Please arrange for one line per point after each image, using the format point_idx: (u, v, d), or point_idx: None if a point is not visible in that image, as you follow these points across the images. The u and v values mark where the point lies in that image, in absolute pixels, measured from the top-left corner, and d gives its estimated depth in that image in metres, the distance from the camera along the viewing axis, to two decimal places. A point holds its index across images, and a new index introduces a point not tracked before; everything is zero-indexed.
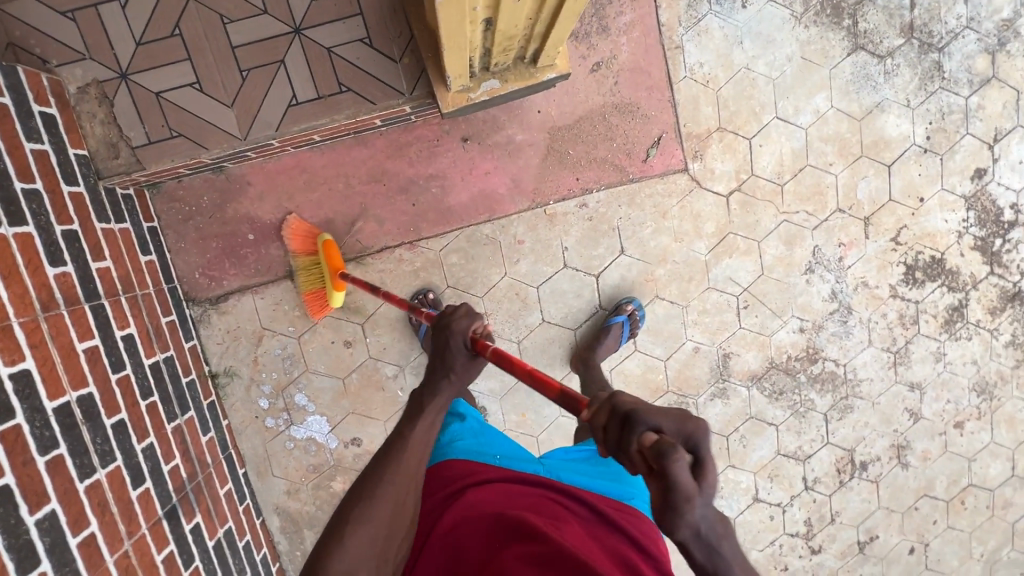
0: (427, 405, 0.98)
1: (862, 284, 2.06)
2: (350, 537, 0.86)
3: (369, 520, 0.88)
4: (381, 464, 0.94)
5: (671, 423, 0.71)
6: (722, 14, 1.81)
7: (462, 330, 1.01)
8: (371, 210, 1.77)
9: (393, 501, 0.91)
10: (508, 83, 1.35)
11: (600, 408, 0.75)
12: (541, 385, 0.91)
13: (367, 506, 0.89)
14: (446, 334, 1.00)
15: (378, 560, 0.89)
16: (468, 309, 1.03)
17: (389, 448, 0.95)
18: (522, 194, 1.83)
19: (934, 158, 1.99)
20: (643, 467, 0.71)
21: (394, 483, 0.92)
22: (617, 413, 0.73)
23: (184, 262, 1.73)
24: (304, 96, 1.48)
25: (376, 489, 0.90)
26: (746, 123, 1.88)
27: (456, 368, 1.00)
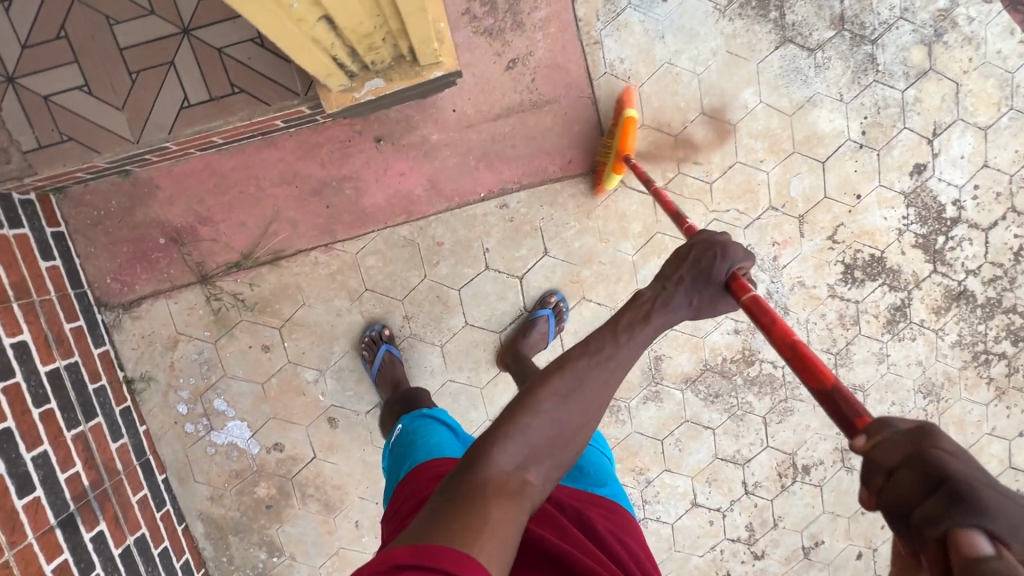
0: (638, 329, 0.92)
1: (799, 284, 2.01)
2: (530, 433, 0.81)
3: (540, 419, 0.82)
4: (596, 369, 0.87)
5: (1010, 528, 0.49)
6: (642, 9, 1.77)
7: (730, 260, 0.99)
8: (283, 213, 1.75)
9: (585, 412, 0.85)
10: (393, 82, 1.33)
11: (904, 461, 0.53)
12: (805, 368, 0.78)
13: (548, 406, 0.83)
14: (712, 255, 0.99)
15: (552, 463, 0.83)
16: (745, 247, 1.00)
17: (593, 350, 0.88)
18: (439, 195, 1.80)
19: (871, 153, 1.94)
20: (932, 559, 0.50)
21: (599, 388, 0.86)
22: (922, 471, 0.51)
23: (95, 267, 1.71)
24: (196, 98, 1.45)
25: (573, 392, 0.84)
26: (670, 120, 1.83)
27: (698, 295, 0.99)
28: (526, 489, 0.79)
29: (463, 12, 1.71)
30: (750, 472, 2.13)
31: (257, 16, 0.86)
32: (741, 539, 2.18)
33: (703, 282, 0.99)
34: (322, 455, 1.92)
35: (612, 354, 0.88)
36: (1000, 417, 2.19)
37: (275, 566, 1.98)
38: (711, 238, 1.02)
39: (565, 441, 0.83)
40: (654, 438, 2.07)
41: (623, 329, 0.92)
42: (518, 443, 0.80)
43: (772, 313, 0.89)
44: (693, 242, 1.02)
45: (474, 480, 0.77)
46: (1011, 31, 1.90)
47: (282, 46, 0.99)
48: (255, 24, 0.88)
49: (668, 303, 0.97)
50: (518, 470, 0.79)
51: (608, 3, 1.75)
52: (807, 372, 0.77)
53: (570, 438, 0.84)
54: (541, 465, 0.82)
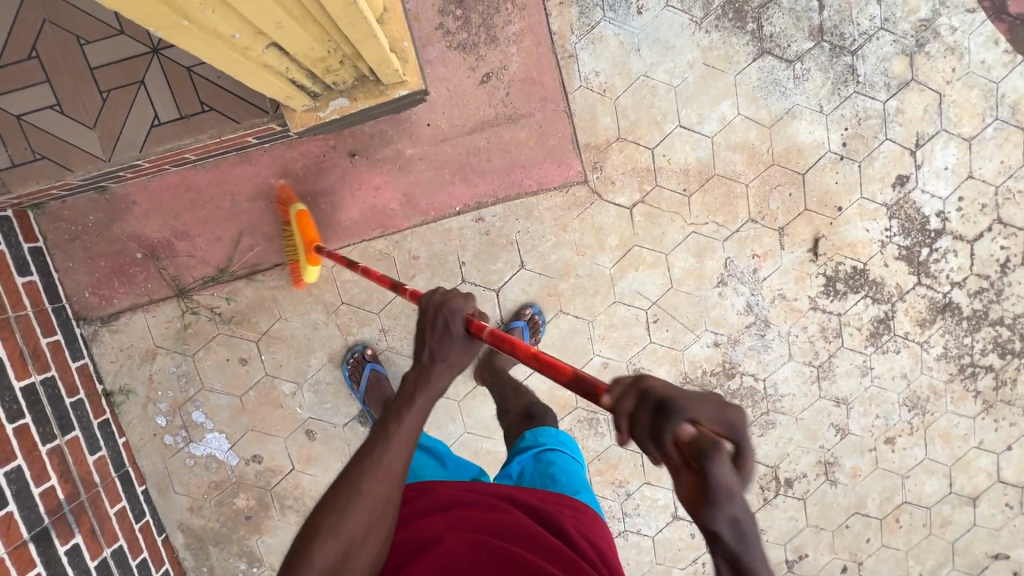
0: (405, 412, 0.87)
1: (780, 297, 1.99)
2: (321, 550, 0.80)
3: (326, 539, 0.81)
4: (374, 462, 0.84)
5: (710, 408, 0.60)
6: (617, 21, 1.76)
7: (456, 312, 0.89)
8: (259, 227, 1.76)
9: (372, 512, 0.84)
10: (358, 101, 1.34)
11: (624, 396, 0.65)
12: (550, 369, 0.83)
13: (331, 519, 0.82)
14: (435, 326, 0.89)
15: (357, 564, 0.83)
16: (460, 289, 0.91)
17: (365, 452, 0.86)
18: (415, 209, 1.81)
19: (852, 165, 1.92)
20: (677, 464, 0.60)
21: (379, 481, 0.84)
22: (647, 403, 0.62)
23: (74, 281, 1.74)
24: (167, 117, 1.46)
25: (352, 497, 0.83)
26: (647, 133, 1.83)
27: (450, 356, 0.89)
28: None
29: (436, 27, 1.71)
30: None
31: (200, 51, 0.87)
32: None
33: (452, 340, 0.89)
34: (300, 467, 1.93)
35: (383, 447, 0.85)
36: (987, 431, 2.16)
37: None
38: (433, 297, 0.92)
39: (359, 542, 0.83)
40: (633, 450, 2.06)
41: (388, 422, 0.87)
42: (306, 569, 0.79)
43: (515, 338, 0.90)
44: (428, 303, 0.91)
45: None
46: (994, 41, 1.87)
47: (235, 74, 1.00)
48: (201, 56, 0.89)
49: (426, 377, 0.88)
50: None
51: (583, 16, 1.75)
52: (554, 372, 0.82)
53: (369, 534, 0.84)
54: (347, 572, 0.82)
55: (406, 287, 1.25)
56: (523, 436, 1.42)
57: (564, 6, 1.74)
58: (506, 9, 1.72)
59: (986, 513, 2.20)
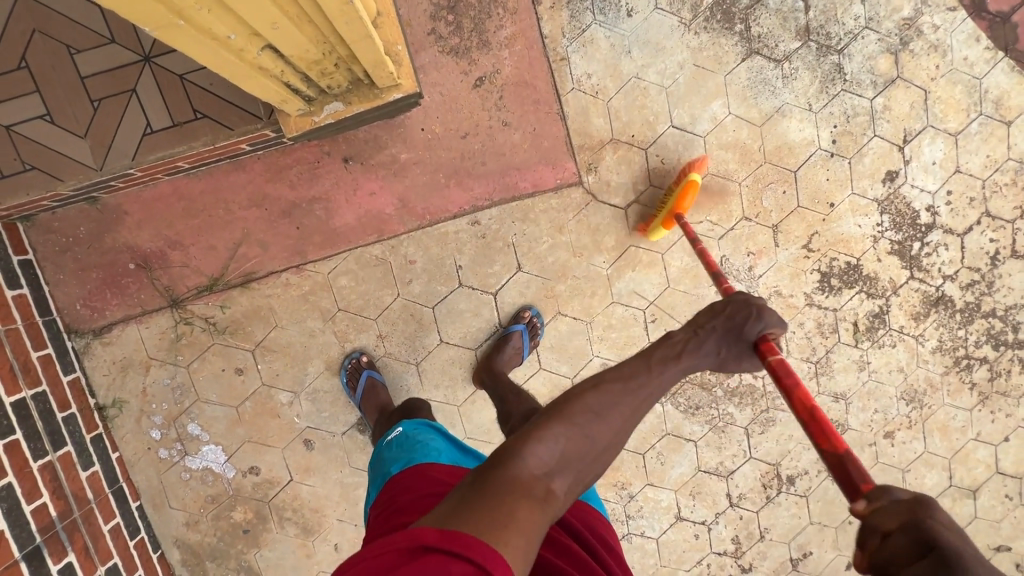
0: (669, 366, 1.00)
1: (775, 294, 2.00)
2: (565, 439, 0.86)
3: (573, 430, 0.87)
4: (620, 396, 0.93)
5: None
6: (607, 24, 1.78)
7: (763, 322, 1.06)
8: (253, 235, 1.75)
9: (611, 436, 0.91)
10: (352, 104, 1.34)
11: (891, 514, 0.70)
12: (822, 434, 0.89)
13: (582, 416, 0.89)
14: (747, 312, 1.07)
15: (574, 477, 0.86)
16: (777, 311, 1.08)
17: (622, 379, 0.96)
18: (410, 214, 1.80)
19: (842, 161, 1.94)
20: None
21: (622, 408, 0.93)
22: (912, 538, 0.66)
23: (65, 293, 1.71)
24: (159, 125, 1.45)
25: (607, 411, 0.91)
26: (640, 133, 1.84)
27: (725, 349, 1.07)
28: (549, 497, 0.81)
29: (428, 32, 1.72)
30: (734, 484, 2.11)
31: (194, 54, 0.87)
32: (727, 552, 2.15)
33: (733, 337, 1.07)
34: (298, 477, 1.90)
35: (646, 379, 0.97)
36: (984, 422, 2.17)
37: None
38: (748, 298, 1.10)
39: (595, 455, 0.89)
40: (634, 452, 2.05)
41: (658, 361, 1.01)
42: (546, 451, 0.84)
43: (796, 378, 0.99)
44: (733, 301, 1.10)
45: (498, 479, 0.80)
46: (976, 38, 1.91)
47: (230, 78, 0.99)
48: (195, 58, 0.89)
49: (695, 348, 1.04)
50: (545, 477, 0.82)
51: (573, 20, 1.77)
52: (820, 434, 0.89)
53: (602, 453, 0.90)
54: (564, 476, 0.84)
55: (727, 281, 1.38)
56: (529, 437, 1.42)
57: (555, 10, 1.76)
58: (497, 14, 1.73)
59: (986, 505, 2.21)
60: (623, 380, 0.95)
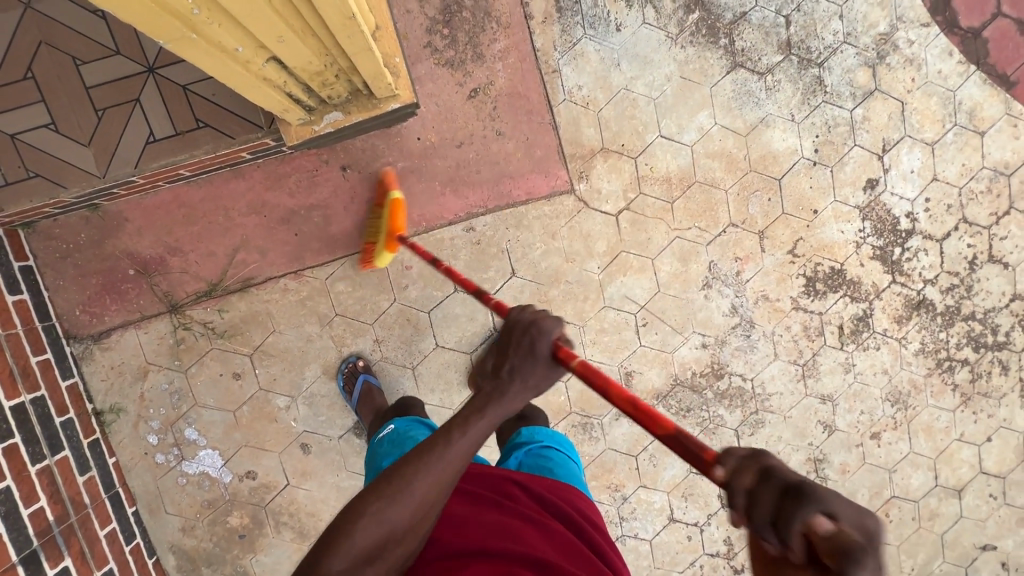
0: (469, 426, 0.86)
1: (762, 298, 2.06)
2: (360, 535, 0.81)
3: (367, 523, 0.81)
4: (419, 473, 0.84)
5: (848, 509, 0.56)
6: (597, 38, 1.84)
7: (547, 333, 0.88)
8: (252, 241, 1.78)
9: (415, 514, 0.84)
10: (351, 114, 1.38)
11: (744, 467, 0.61)
12: (648, 419, 0.81)
13: (376, 505, 0.82)
14: (521, 337, 0.89)
15: (383, 562, 0.84)
16: (551, 312, 0.91)
17: (424, 453, 0.86)
18: (407, 220, 1.85)
19: (825, 170, 2.01)
20: (806, 561, 0.56)
21: (426, 480, 0.84)
22: (773, 486, 0.58)
23: (64, 299, 1.73)
24: (162, 133, 1.49)
25: (404, 491, 0.83)
26: (630, 142, 1.91)
27: (534, 375, 0.88)
28: None
29: (425, 45, 1.77)
30: None
31: (203, 65, 0.91)
32: (720, 553, 2.18)
33: (529, 364, 0.88)
34: (295, 481, 1.92)
35: (443, 451, 0.85)
36: (967, 423, 2.23)
37: None
38: (521, 316, 0.92)
39: (394, 539, 0.84)
40: (627, 454, 2.09)
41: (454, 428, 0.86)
42: (344, 551, 0.80)
43: (602, 374, 0.90)
44: (510, 323, 0.92)
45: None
46: (949, 52, 2.00)
47: (238, 89, 1.04)
48: (207, 70, 0.93)
49: (506, 390, 0.88)
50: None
51: (565, 33, 1.83)
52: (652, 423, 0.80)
53: (405, 534, 0.85)
54: (370, 569, 0.83)
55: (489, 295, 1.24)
56: (518, 432, 1.45)
57: (547, 24, 1.82)
58: (491, 28, 1.79)
59: (971, 504, 2.26)
60: (420, 455, 0.86)
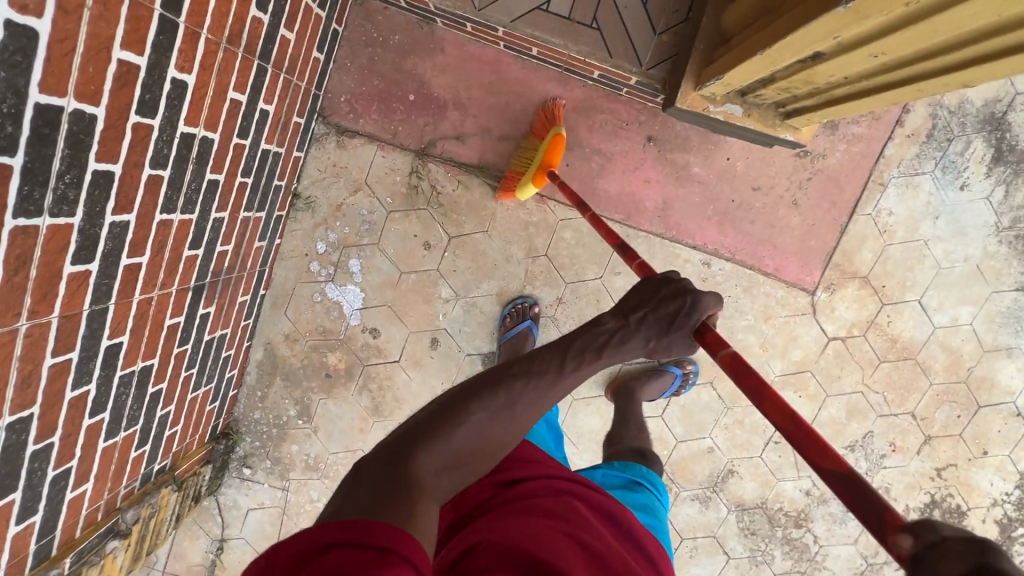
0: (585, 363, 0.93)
1: (884, 490, 2.02)
2: (456, 438, 0.78)
3: (470, 428, 0.80)
4: (504, 388, 0.85)
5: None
6: (938, 182, 1.76)
7: (700, 305, 0.96)
8: (526, 145, 1.72)
9: (513, 431, 0.84)
10: (748, 118, 1.31)
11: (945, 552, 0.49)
12: (798, 427, 0.76)
13: (479, 411, 0.81)
14: (676, 297, 0.97)
15: (465, 471, 0.79)
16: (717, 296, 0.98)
17: (536, 368, 0.89)
18: (662, 219, 1.78)
19: (1021, 425, 1.96)
20: None
21: (520, 404, 0.85)
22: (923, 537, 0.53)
23: (340, 80, 1.68)
24: (555, 9, 1.42)
25: (508, 406, 0.83)
26: (891, 288, 1.84)
27: (661, 338, 0.97)
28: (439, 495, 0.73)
29: None
30: None
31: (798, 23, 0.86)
32: None
33: (664, 324, 0.97)
34: (403, 364, 1.90)
35: (552, 380, 0.89)
36: None
37: (295, 427, 1.96)
38: (683, 283, 0.99)
39: (489, 453, 0.82)
40: (677, 532, 2.07)
41: (570, 358, 0.92)
42: (440, 445, 0.76)
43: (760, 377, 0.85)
44: (670, 281, 0.99)
45: (403, 482, 0.69)
46: None
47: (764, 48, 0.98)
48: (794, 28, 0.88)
49: (626, 332, 0.96)
50: (435, 472, 0.74)
51: (915, 159, 1.75)
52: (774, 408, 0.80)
53: (491, 456, 0.82)
54: (454, 470, 0.77)
55: (635, 255, 1.21)
56: (613, 462, 1.47)
57: (908, 140, 1.73)
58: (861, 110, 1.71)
59: None
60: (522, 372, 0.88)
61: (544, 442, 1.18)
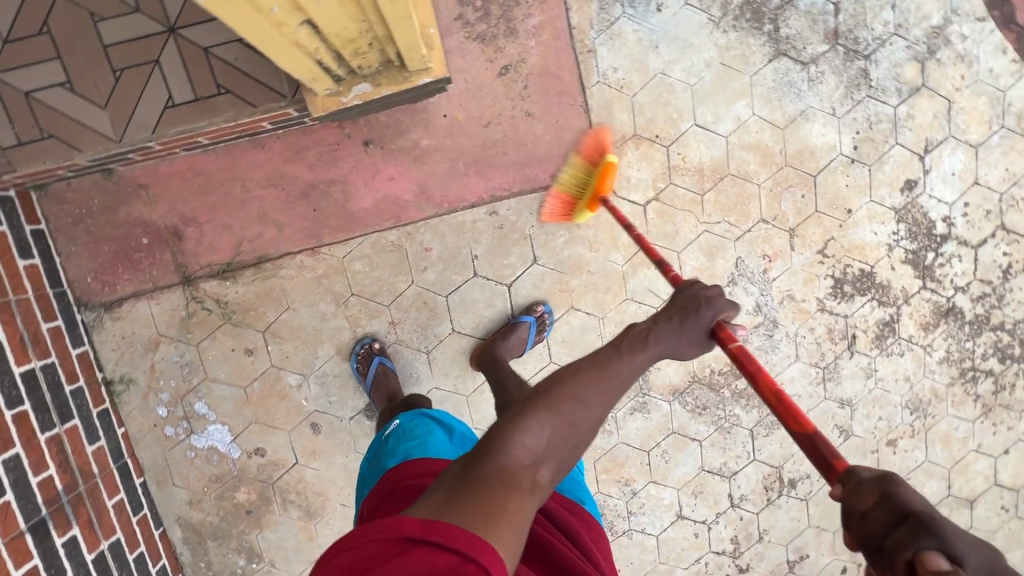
0: (639, 350, 0.94)
1: (788, 298, 2.01)
2: (547, 432, 0.84)
3: (555, 421, 0.84)
4: (599, 379, 0.89)
5: (963, 544, 0.61)
6: (636, 18, 1.77)
7: (716, 308, 0.98)
8: (269, 216, 1.73)
9: (590, 424, 0.87)
10: (381, 87, 1.33)
11: (871, 494, 0.66)
12: (788, 413, 0.84)
13: (568, 406, 0.85)
14: (697, 304, 0.98)
15: (558, 462, 0.85)
16: (733, 299, 0.99)
17: (601, 361, 0.92)
18: (428, 201, 1.78)
19: (863, 168, 1.95)
20: None
21: (592, 406, 0.88)
22: (892, 511, 0.63)
23: (76, 266, 1.69)
24: (181, 98, 1.45)
25: (588, 394, 0.87)
26: (663, 130, 1.83)
27: (689, 336, 0.97)
28: (536, 485, 0.81)
29: (455, 18, 1.69)
30: (736, 485, 2.13)
31: (243, 34, 0.89)
32: (726, 551, 2.18)
33: (679, 327, 0.97)
34: (304, 461, 1.90)
35: (602, 370, 0.90)
36: (986, 434, 2.22)
37: (253, 572, 1.95)
38: (695, 290, 1.01)
39: (577, 443, 0.86)
40: (639, 449, 2.06)
41: (626, 346, 0.94)
42: (525, 439, 0.82)
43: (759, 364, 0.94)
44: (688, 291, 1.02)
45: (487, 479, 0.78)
46: (1003, 49, 1.93)
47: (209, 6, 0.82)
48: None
49: (660, 332, 0.96)
50: (532, 467, 0.81)
51: (602, 11, 1.75)
52: (789, 416, 0.83)
53: (580, 441, 0.87)
54: (549, 465, 0.83)
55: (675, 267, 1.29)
56: None
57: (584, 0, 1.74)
58: (525, 2, 1.71)
59: (982, 515, 2.30)
60: (598, 368, 0.90)
61: (442, 450, 1.27)
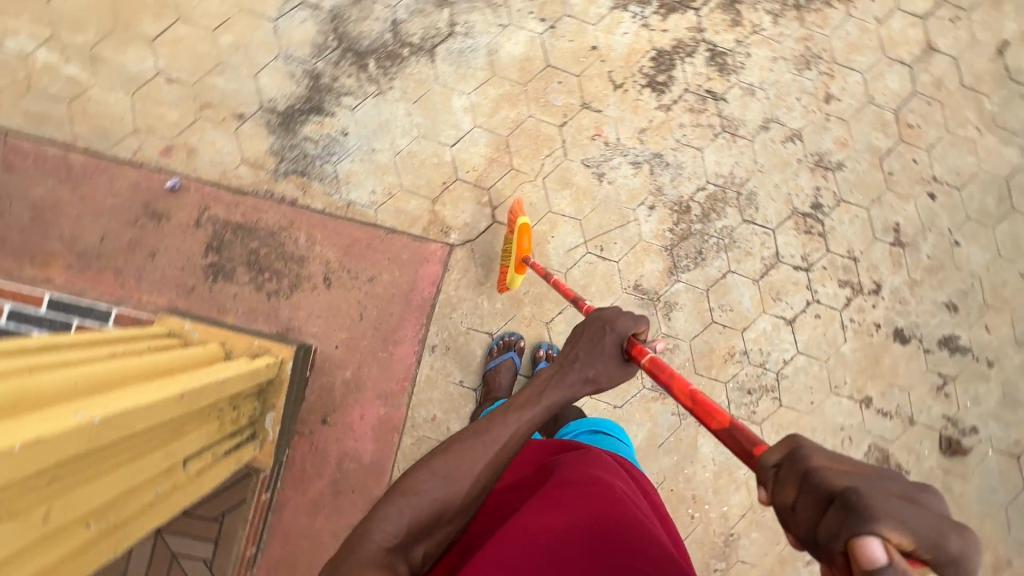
0: (523, 408, 0.99)
1: (642, 131, 2.10)
2: (413, 506, 0.87)
3: (428, 486, 0.89)
4: (474, 441, 0.94)
5: (919, 520, 0.46)
6: (343, 154, 1.99)
7: (618, 331, 1.09)
8: (338, 528, 1.91)
9: (471, 485, 0.91)
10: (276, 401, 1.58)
11: (789, 482, 0.55)
12: (706, 415, 0.87)
13: (430, 482, 0.89)
14: (601, 330, 1.09)
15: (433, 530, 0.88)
16: (637, 316, 1.12)
17: (482, 427, 0.97)
18: (397, 394, 1.95)
19: (564, 20, 2.09)
20: None
21: (465, 465, 0.91)
22: (816, 498, 0.51)
23: None
24: (209, 551, 1.81)
25: (461, 458, 0.92)
26: (443, 174, 2.02)
27: (599, 365, 1.07)
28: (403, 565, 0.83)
29: (267, 298, 1.92)
30: (790, 256, 2.14)
31: (167, 517, 1.11)
32: (848, 296, 2.17)
33: (593, 352, 1.08)
34: None
35: (498, 427, 0.96)
36: (867, 9, 2.23)
37: None
38: (604, 314, 1.12)
39: (453, 508, 0.89)
40: (708, 325, 2.09)
41: (514, 407, 1.00)
42: (398, 518, 0.86)
43: (672, 372, 1.01)
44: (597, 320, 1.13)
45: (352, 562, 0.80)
46: None
47: (127, 543, 1.01)
48: None
49: (566, 373, 1.05)
50: (400, 549, 0.84)
51: (324, 178, 1.98)
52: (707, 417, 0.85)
53: (461, 507, 0.90)
54: (416, 542, 0.86)
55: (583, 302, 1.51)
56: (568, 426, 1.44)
57: (308, 189, 1.98)
58: (286, 236, 1.95)
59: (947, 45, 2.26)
60: (477, 431, 0.96)
61: None
